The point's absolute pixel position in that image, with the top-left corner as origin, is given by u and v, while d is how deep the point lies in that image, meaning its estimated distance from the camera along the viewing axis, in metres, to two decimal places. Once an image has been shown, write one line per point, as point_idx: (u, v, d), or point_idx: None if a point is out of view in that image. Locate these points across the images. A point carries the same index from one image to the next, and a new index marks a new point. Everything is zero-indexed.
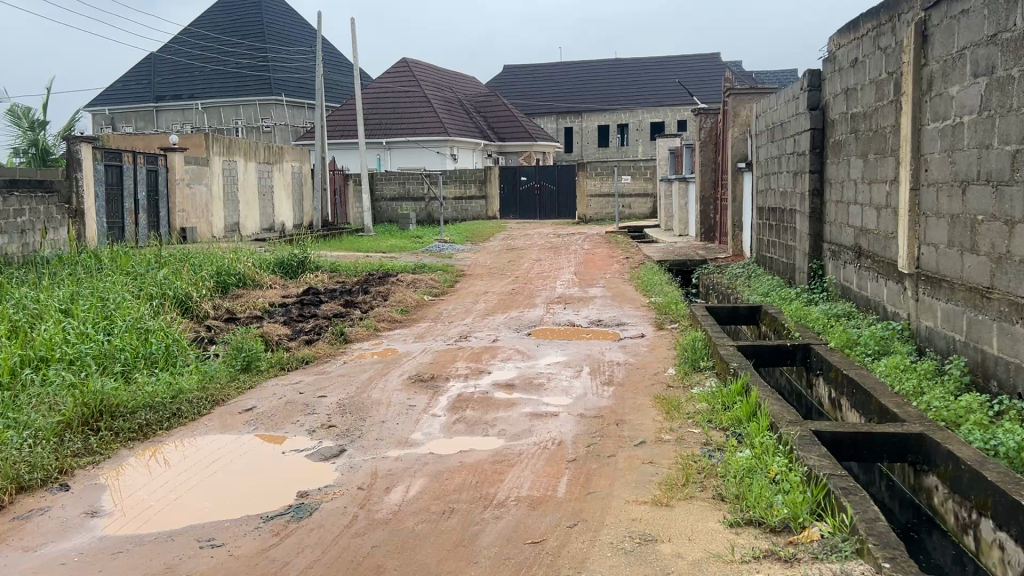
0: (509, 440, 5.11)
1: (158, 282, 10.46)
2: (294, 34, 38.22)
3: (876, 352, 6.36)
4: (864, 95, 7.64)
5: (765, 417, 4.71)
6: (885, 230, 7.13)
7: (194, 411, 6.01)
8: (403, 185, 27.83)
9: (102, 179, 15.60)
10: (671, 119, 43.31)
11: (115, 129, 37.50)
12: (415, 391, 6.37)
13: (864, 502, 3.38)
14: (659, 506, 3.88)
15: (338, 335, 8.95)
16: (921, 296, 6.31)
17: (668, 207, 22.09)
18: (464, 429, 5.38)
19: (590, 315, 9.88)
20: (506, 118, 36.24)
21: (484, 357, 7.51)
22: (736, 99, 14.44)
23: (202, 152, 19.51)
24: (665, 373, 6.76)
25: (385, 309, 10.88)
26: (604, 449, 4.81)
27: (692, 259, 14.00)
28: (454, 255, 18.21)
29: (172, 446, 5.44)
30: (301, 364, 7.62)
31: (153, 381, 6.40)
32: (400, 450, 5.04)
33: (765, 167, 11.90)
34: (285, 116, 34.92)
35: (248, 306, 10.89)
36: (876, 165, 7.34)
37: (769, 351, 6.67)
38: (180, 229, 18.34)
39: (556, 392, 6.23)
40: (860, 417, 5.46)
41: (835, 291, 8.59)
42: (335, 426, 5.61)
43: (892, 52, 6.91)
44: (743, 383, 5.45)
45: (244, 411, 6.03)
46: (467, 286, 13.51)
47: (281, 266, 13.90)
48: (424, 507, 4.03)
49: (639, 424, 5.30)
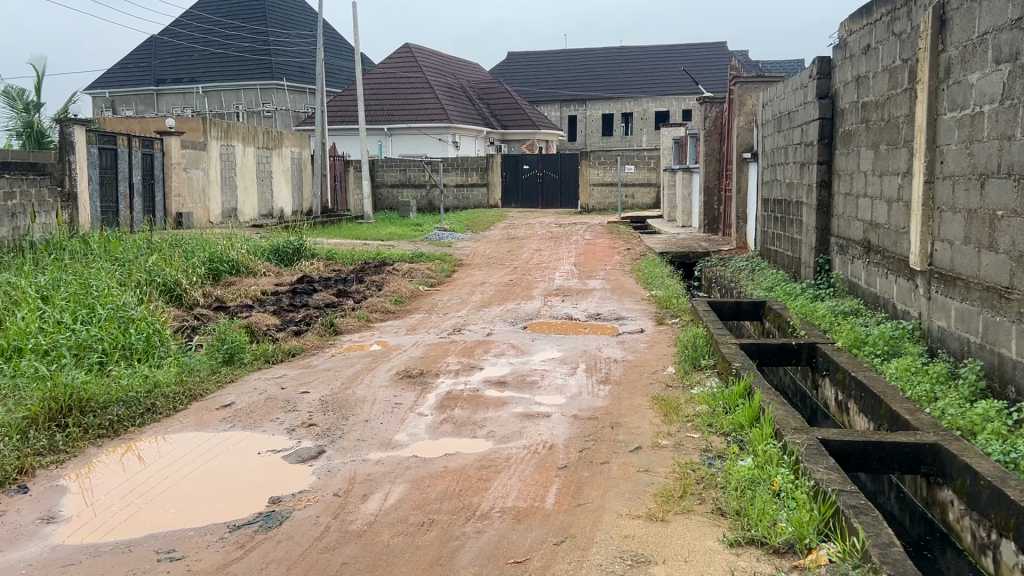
0: (498, 443, 4.84)
1: (147, 269, 10.19)
2: (296, 18, 37.78)
3: (886, 353, 6.07)
4: (876, 83, 7.32)
5: (768, 423, 4.45)
6: (897, 225, 6.83)
7: (169, 406, 5.74)
8: (404, 172, 27.53)
9: (96, 162, 15.30)
10: (675, 108, 42.64)
11: (115, 112, 37.16)
12: (402, 388, 6.09)
13: (877, 524, 3.10)
14: (653, 521, 3.61)
15: (328, 326, 8.68)
16: (934, 294, 6.02)
17: (671, 197, 21.75)
18: (451, 430, 5.11)
19: (589, 308, 9.60)
20: (509, 105, 35.87)
21: (477, 352, 7.24)
22: (743, 87, 14.13)
23: (199, 136, 19.21)
24: (665, 371, 6.48)
25: (379, 299, 10.62)
26: (598, 455, 4.53)
27: (695, 251, 13.71)
28: (454, 243, 17.93)
29: (145, 443, 5.17)
30: (287, 356, 7.34)
31: (128, 374, 6.13)
32: (382, 452, 4.77)
33: (771, 158, 11.57)
34: (285, 101, 34.59)
35: (239, 294, 10.65)
36: (887, 156, 7.03)
37: (774, 350, 6.39)
38: (175, 214, 18.07)
39: (549, 390, 5.96)
40: (869, 423, 5.17)
41: (843, 287, 8.28)
42: (315, 425, 5.33)
43: (907, 38, 6.58)
44: (745, 385, 5.17)
45: (222, 408, 5.76)
46: (464, 276, 13.23)
47: (276, 254, 13.63)
48: (401, 518, 3.76)
49: (635, 427, 5.02)
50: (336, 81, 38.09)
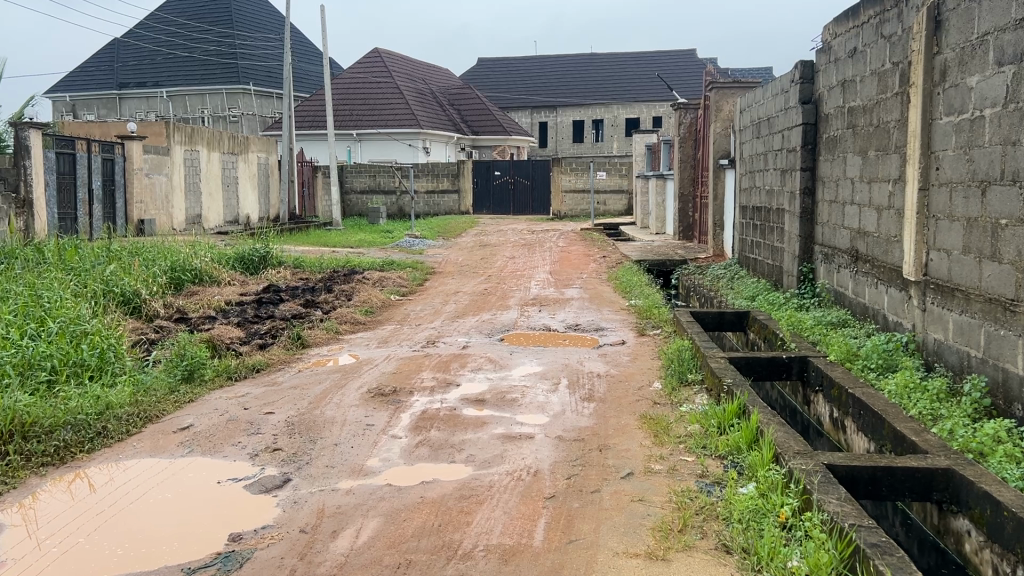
0: (478, 469, 4.49)
1: (103, 279, 9.72)
2: (263, 21, 37.14)
3: (881, 366, 5.82)
4: (864, 87, 7.11)
5: (769, 446, 4.15)
6: (888, 233, 6.61)
7: (122, 429, 5.32)
8: (374, 178, 27.11)
9: (53, 168, 14.76)
10: (646, 115, 42.96)
11: (76, 116, 36.34)
12: (374, 407, 5.72)
13: (904, 567, 2.81)
14: (654, 561, 3.30)
15: (295, 339, 8.28)
16: (929, 305, 5.79)
17: (644, 204, 21.54)
18: (427, 454, 4.76)
19: (566, 318, 9.30)
20: (480, 111, 35.58)
21: (453, 367, 6.88)
22: (719, 92, 13.91)
23: (162, 141, 18.64)
24: (651, 387, 6.15)
25: (348, 309, 10.23)
26: (587, 482, 4.20)
27: (671, 259, 13.48)
28: (425, 251, 17.59)
29: (94, 471, 4.76)
30: (251, 372, 6.93)
31: (77, 394, 5.70)
32: (353, 480, 4.41)
33: (750, 164, 11.37)
34: (252, 106, 33.96)
35: (202, 305, 10.23)
36: (877, 162, 6.81)
37: (763, 364, 6.13)
38: (137, 221, 17.50)
39: (531, 409, 5.62)
40: (870, 442, 4.90)
41: (828, 296, 8.05)
42: (280, 450, 4.95)
43: (898, 40, 6.37)
44: (739, 404, 4.88)
45: (180, 431, 5.35)
46: (437, 285, 12.87)
47: (241, 262, 13.19)
48: (375, 559, 3.42)
49: (625, 450, 4.70)
50: (304, 86, 37.55)
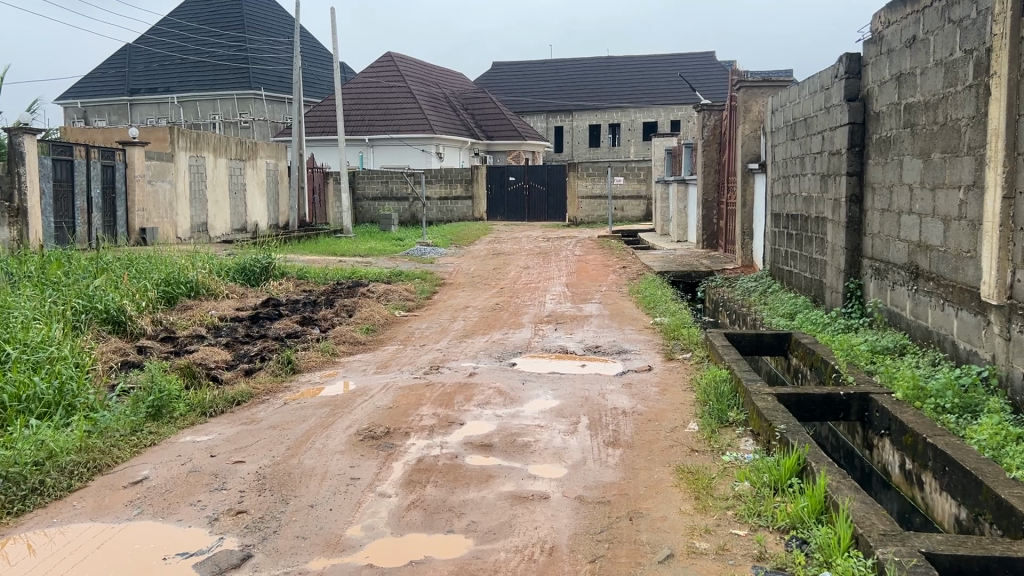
0: (481, 543, 3.66)
1: (87, 294, 8.95)
2: (275, 26, 36.56)
3: (959, 407, 4.91)
4: (926, 80, 6.23)
5: (845, 523, 3.30)
6: (957, 248, 5.73)
7: (62, 484, 4.52)
8: (386, 185, 26.44)
9: (49, 175, 14.12)
10: (664, 118, 42.02)
11: (87, 122, 35.91)
12: (362, 455, 4.88)
13: None
14: None
15: (284, 364, 7.47)
16: (1015, 334, 4.90)
17: (664, 211, 20.67)
18: (420, 520, 3.92)
19: (584, 338, 8.45)
20: (495, 115, 34.79)
21: (457, 400, 6.03)
22: (748, 92, 13.00)
23: (166, 147, 17.88)
24: (687, 428, 5.28)
25: (348, 328, 9.42)
26: (615, 569, 3.36)
27: (697, 270, 12.62)
28: (436, 260, 16.80)
29: (22, 539, 3.94)
30: (228, 407, 6.13)
31: (18, 440, 4.92)
32: (326, 558, 3.59)
33: (783, 168, 10.46)
34: (263, 111, 33.47)
35: (193, 322, 9.46)
36: (943, 165, 5.92)
37: (817, 402, 5.25)
38: (138, 229, 16.78)
39: (545, 457, 4.76)
40: (960, 508, 4.02)
41: (880, 316, 7.15)
42: (245, 512, 4.13)
43: (972, 24, 5.49)
44: (798, 459, 4.04)
45: (131, 486, 4.54)
46: (446, 298, 12.07)
47: (242, 273, 12.42)
48: None
49: (662, 519, 3.84)
50: (315, 92, 36.96)
